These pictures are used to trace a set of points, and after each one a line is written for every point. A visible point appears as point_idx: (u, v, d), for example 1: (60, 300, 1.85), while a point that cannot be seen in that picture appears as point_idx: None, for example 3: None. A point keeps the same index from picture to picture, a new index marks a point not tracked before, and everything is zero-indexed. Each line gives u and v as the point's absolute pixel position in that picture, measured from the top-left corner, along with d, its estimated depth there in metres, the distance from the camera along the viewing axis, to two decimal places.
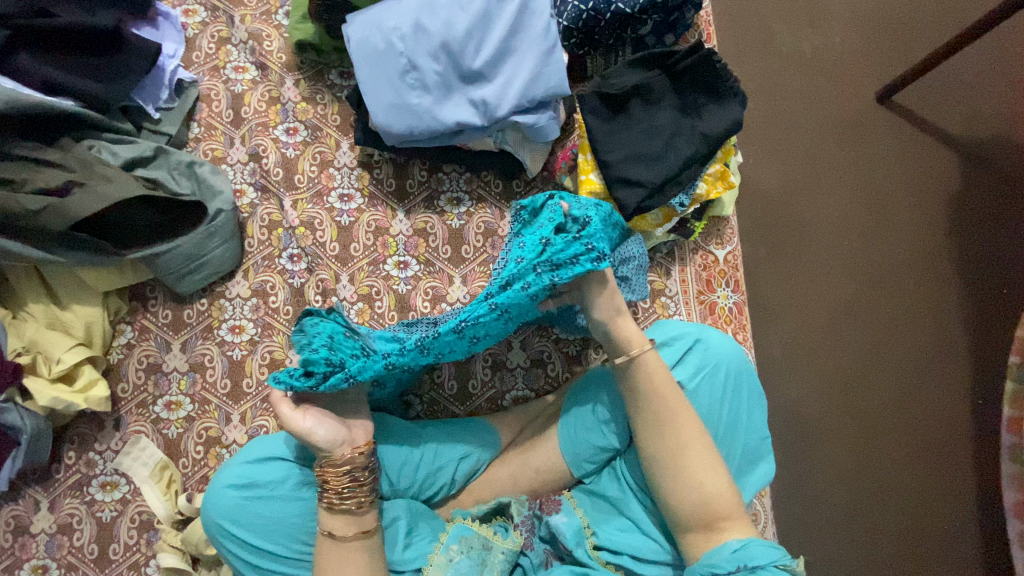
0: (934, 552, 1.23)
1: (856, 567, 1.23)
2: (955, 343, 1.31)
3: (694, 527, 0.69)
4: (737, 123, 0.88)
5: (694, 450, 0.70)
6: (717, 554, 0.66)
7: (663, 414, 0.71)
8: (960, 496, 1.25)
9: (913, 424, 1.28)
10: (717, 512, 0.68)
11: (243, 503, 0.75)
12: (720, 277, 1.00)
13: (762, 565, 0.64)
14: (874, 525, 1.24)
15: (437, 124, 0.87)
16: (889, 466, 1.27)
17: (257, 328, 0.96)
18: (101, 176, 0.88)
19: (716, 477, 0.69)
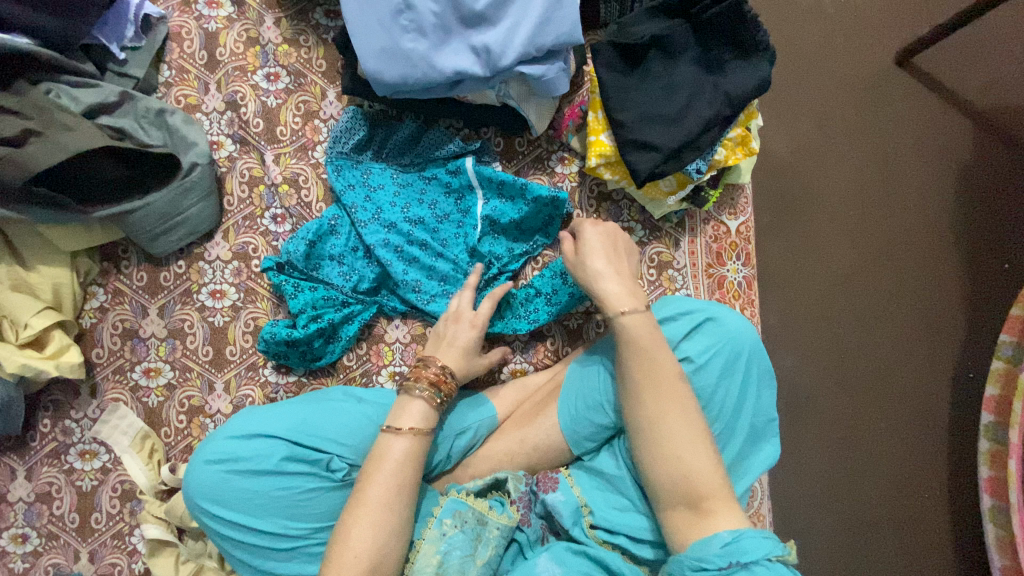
0: (923, 525, 1.24)
1: (847, 539, 1.24)
2: (959, 321, 1.28)
3: (678, 505, 0.64)
4: (765, 82, 0.80)
5: (674, 419, 0.65)
6: (706, 547, 0.59)
7: (649, 372, 0.67)
8: (953, 472, 1.25)
9: (911, 400, 1.27)
10: (698, 490, 0.63)
11: (227, 478, 0.72)
12: (731, 250, 0.95)
13: (754, 561, 0.56)
14: (867, 498, 1.25)
15: (434, 73, 0.78)
16: (884, 441, 1.26)
17: (239, 293, 0.90)
18: (60, 124, 0.79)
19: (698, 450, 0.64)
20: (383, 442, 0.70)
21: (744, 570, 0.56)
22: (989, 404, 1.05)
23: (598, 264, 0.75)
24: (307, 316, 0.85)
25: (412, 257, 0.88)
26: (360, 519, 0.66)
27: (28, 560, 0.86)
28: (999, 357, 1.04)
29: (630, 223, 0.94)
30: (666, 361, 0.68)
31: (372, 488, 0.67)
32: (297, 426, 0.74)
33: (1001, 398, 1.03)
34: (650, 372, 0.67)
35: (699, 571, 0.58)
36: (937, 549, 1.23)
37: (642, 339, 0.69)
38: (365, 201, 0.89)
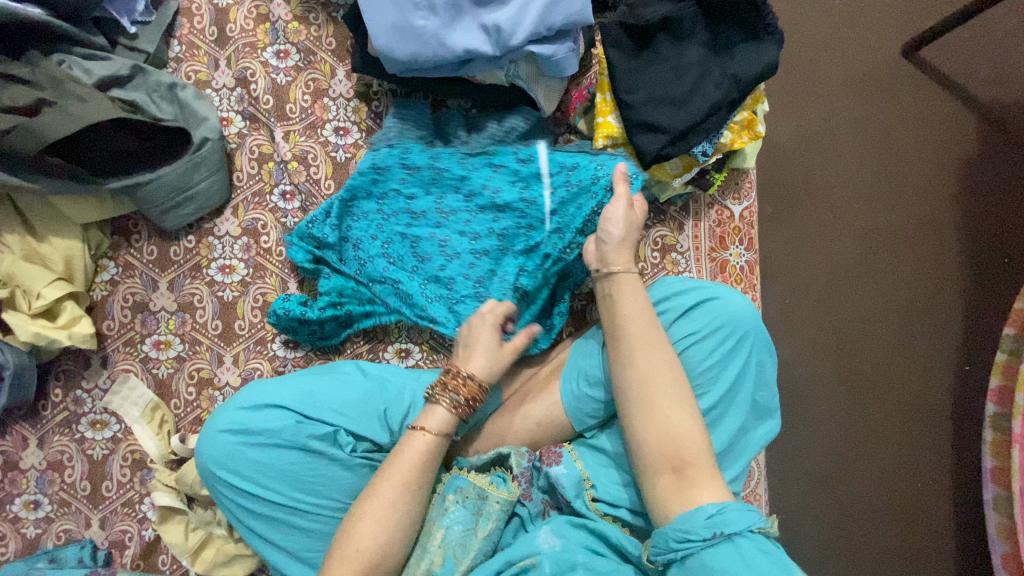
0: (916, 511, 1.26)
1: (840, 522, 1.27)
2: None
3: (663, 471, 0.63)
4: (774, 64, 0.80)
5: (665, 382, 0.66)
6: (690, 519, 0.59)
7: (638, 334, 0.69)
8: (947, 460, 1.27)
9: (906, 389, 1.28)
10: (681, 456, 0.63)
11: (240, 448, 0.74)
12: (734, 234, 0.96)
13: (738, 532, 0.57)
14: (861, 484, 1.27)
15: (444, 51, 0.79)
16: (880, 429, 1.28)
17: (248, 268, 0.91)
18: (73, 95, 0.79)
19: (685, 414, 0.65)
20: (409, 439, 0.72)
21: (728, 541, 0.57)
22: (994, 395, 1.06)
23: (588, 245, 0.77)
24: (327, 299, 0.86)
25: (440, 263, 0.88)
26: (367, 511, 0.69)
27: (40, 526, 0.88)
28: (1002, 349, 1.04)
29: None
30: (655, 327, 0.70)
31: (385, 483, 0.70)
32: (306, 399, 0.76)
33: (1004, 389, 1.04)
34: (642, 334, 0.69)
35: (684, 542, 0.58)
36: (929, 535, 1.26)
37: (634, 306, 0.71)
38: (404, 206, 0.88)
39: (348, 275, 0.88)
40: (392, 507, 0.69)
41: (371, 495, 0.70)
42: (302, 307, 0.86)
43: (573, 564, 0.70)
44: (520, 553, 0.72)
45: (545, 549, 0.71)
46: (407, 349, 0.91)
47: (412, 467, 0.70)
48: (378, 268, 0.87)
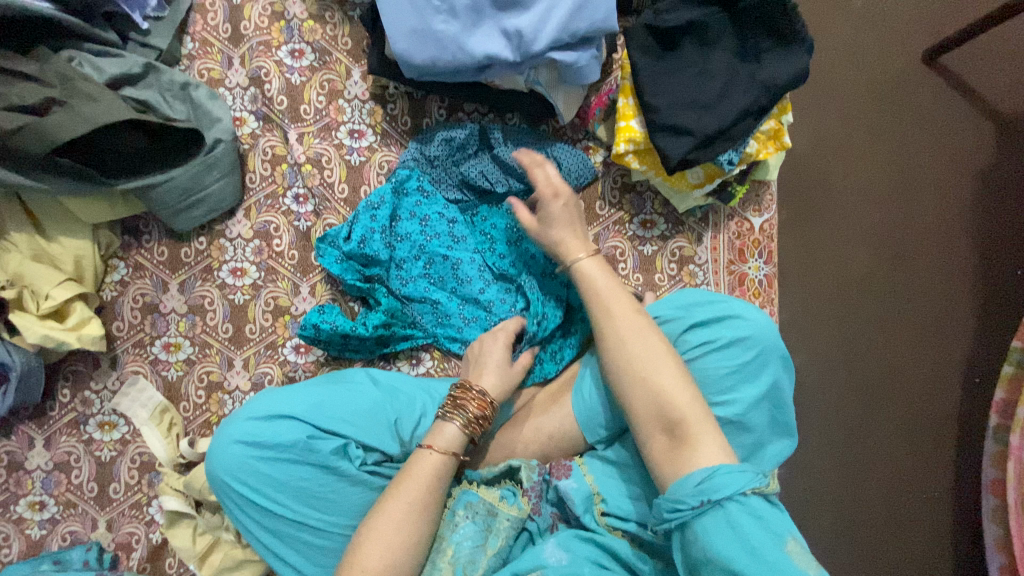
0: (921, 525, 1.25)
1: (845, 535, 1.26)
2: (970, 326, 1.27)
3: (656, 433, 0.65)
4: (804, 73, 0.77)
5: (635, 345, 0.69)
6: (681, 488, 0.60)
7: (603, 310, 0.73)
8: (954, 473, 1.26)
9: (917, 402, 1.27)
10: (670, 415, 0.64)
11: (251, 461, 0.73)
12: (753, 247, 0.94)
13: (727, 497, 0.57)
14: (867, 497, 1.26)
15: (463, 56, 0.77)
16: (888, 442, 1.26)
17: (260, 272, 0.90)
18: (84, 95, 0.78)
19: (663, 372, 0.67)
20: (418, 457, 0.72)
21: (718, 507, 0.57)
22: (995, 408, 1.04)
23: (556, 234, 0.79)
24: (378, 318, 0.86)
25: (472, 274, 0.89)
26: (374, 532, 0.68)
27: (46, 526, 0.88)
28: (1008, 362, 1.02)
29: (653, 215, 0.94)
30: (619, 298, 0.73)
31: (392, 502, 0.69)
32: (316, 410, 0.75)
33: (1008, 402, 1.01)
34: (605, 310, 0.72)
35: (675, 512, 0.59)
36: (932, 548, 1.25)
37: (599, 283, 0.75)
38: (441, 212, 0.90)
39: (389, 291, 0.89)
40: (398, 528, 0.68)
41: (377, 514, 0.69)
42: (332, 324, 0.84)
43: None
44: (526, 566, 0.71)
45: (551, 563, 0.71)
46: (418, 355, 0.91)
47: (421, 488, 0.70)
48: (418, 289, 0.88)
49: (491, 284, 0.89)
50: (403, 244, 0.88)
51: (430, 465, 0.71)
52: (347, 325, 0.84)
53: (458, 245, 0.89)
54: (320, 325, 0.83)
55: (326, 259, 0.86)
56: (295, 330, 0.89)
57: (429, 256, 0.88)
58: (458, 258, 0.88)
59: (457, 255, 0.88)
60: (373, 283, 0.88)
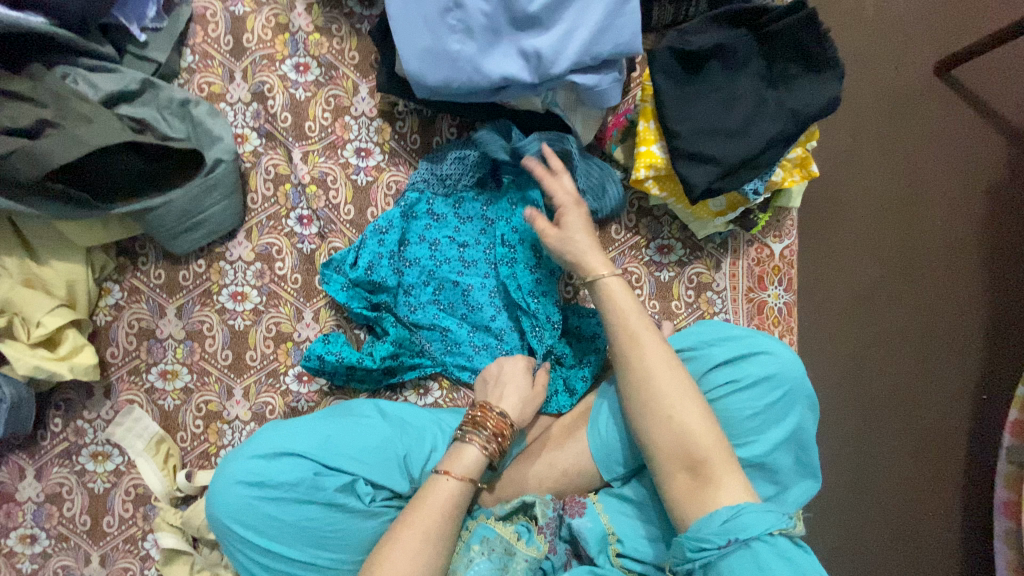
0: (932, 549, 1.23)
1: (856, 560, 1.24)
2: (981, 347, 1.25)
3: (677, 469, 0.62)
4: (835, 99, 0.73)
5: (660, 376, 0.66)
6: (705, 526, 0.57)
7: (629, 336, 0.69)
8: (964, 497, 1.24)
9: (928, 425, 1.25)
10: (693, 453, 0.61)
11: (254, 502, 0.69)
12: (773, 274, 0.91)
13: (755, 537, 0.55)
14: (878, 522, 1.24)
15: (479, 77, 0.73)
16: (898, 466, 1.24)
17: (261, 296, 0.86)
18: (79, 115, 0.73)
19: (690, 408, 0.64)
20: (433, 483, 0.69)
21: (745, 547, 0.55)
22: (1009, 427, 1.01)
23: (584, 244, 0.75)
24: (386, 348, 0.83)
25: (482, 300, 0.85)
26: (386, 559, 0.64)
27: (37, 561, 0.84)
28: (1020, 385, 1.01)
29: (670, 241, 0.91)
30: (646, 324, 0.70)
31: (406, 531, 0.65)
32: (321, 446, 0.72)
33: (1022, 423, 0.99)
34: (632, 336, 0.69)
35: (699, 551, 0.56)
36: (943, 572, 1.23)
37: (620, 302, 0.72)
38: (451, 235, 0.86)
39: (397, 320, 0.85)
40: (411, 557, 0.64)
41: (389, 544, 0.65)
42: (335, 356, 0.80)
43: None
44: None
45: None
46: (426, 385, 0.87)
47: (435, 515, 0.67)
48: (427, 316, 0.85)
49: (502, 311, 0.86)
50: (411, 270, 0.85)
51: (443, 494, 0.68)
52: (354, 356, 0.80)
53: (471, 270, 0.86)
54: (324, 357, 0.79)
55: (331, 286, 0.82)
56: (298, 357, 0.86)
57: (439, 282, 0.85)
58: (468, 284, 0.85)
59: (467, 282, 0.85)
60: (380, 312, 0.84)
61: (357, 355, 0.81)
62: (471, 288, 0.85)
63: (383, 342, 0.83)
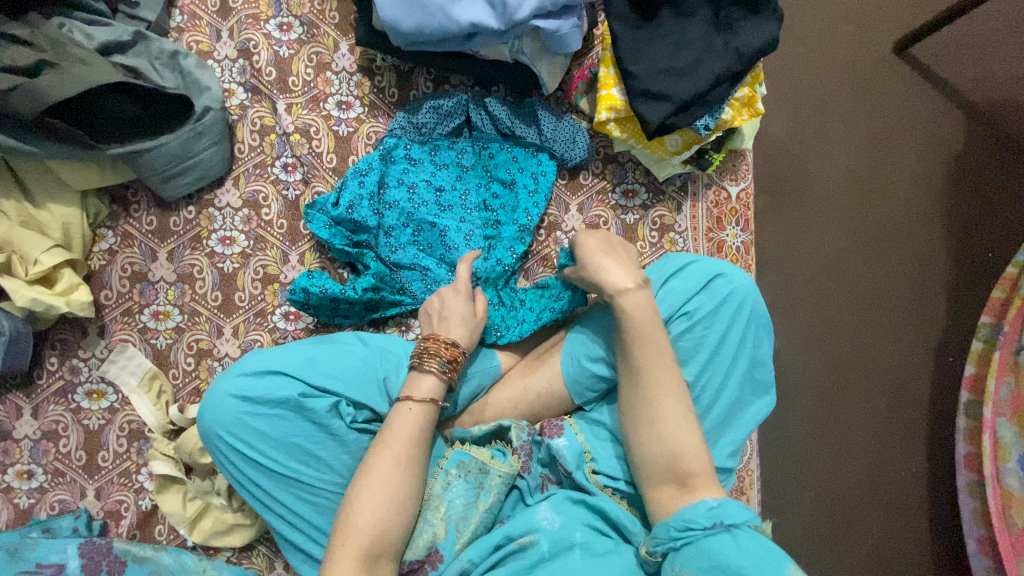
0: (902, 510, 1.20)
1: (830, 519, 1.21)
2: (941, 308, 1.24)
3: (667, 481, 0.66)
4: (774, 40, 0.81)
5: (664, 394, 0.68)
6: (693, 510, 0.62)
7: (642, 358, 0.69)
8: (930, 461, 1.21)
9: (895, 386, 1.23)
10: (685, 471, 0.65)
11: (243, 416, 0.74)
12: (731, 215, 0.98)
13: (738, 525, 0.60)
14: (848, 481, 1.21)
15: (449, 23, 0.79)
16: (870, 424, 1.22)
17: (249, 240, 0.91)
18: (76, 59, 0.79)
19: (687, 431, 0.67)
20: (395, 413, 0.74)
21: (729, 532, 0.59)
22: (967, 383, 1.05)
23: (603, 260, 0.74)
24: (367, 281, 0.87)
25: (458, 241, 0.89)
26: (363, 489, 0.69)
27: (33, 496, 0.87)
28: (978, 339, 1.04)
29: (635, 185, 0.97)
30: (658, 345, 0.69)
31: (378, 459, 0.70)
32: (306, 366, 0.77)
33: (978, 377, 1.03)
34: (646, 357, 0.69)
35: (685, 531, 0.61)
36: (916, 534, 1.20)
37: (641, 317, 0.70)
38: (428, 179, 0.91)
39: (378, 257, 0.90)
40: (386, 480, 0.69)
41: (364, 474, 0.70)
42: (318, 290, 0.84)
43: (570, 543, 0.70)
44: (520, 529, 0.72)
45: (544, 526, 0.71)
46: (407, 322, 0.92)
47: (404, 441, 0.71)
48: (408, 256, 0.89)
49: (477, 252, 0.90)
50: (388, 212, 0.89)
51: (414, 419, 0.72)
52: (338, 290, 0.85)
53: (449, 214, 0.90)
54: (309, 290, 0.84)
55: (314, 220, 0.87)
56: (284, 297, 0.90)
57: (417, 224, 0.89)
58: (445, 226, 0.89)
59: (444, 225, 0.89)
60: (361, 251, 0.89)
61: (341, 290, 0.85)
62: (448, 231, 0.89)
63: (365, 278, 0.87)
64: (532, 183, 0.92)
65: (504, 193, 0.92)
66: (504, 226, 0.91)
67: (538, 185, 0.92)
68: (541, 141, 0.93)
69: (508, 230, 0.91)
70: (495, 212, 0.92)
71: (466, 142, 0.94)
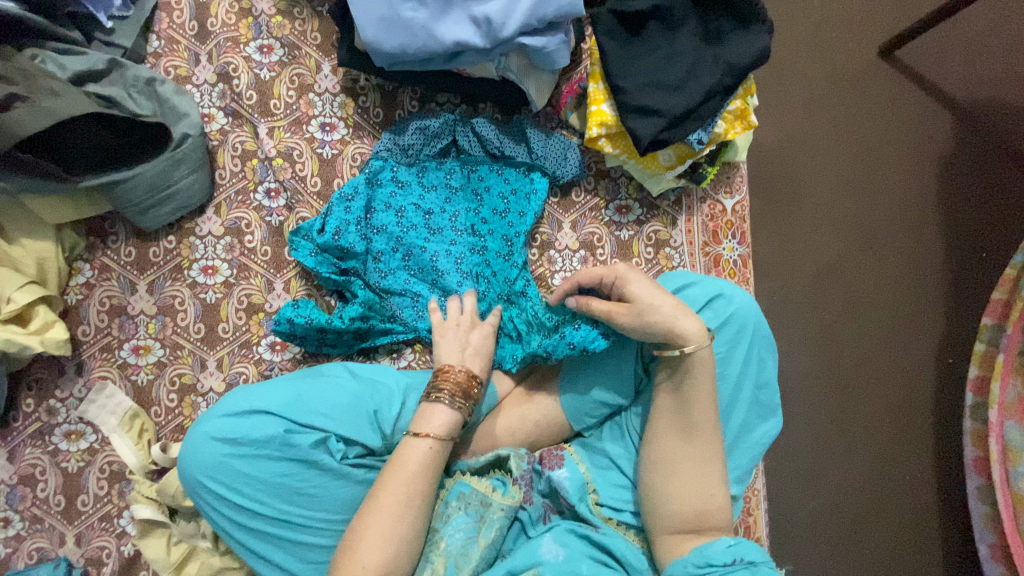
0: (912, 521, 1.17)
1: (840, 534, 1.17)
2: (944, 312, 1.22)
3: (686, 528, 0.69)
4: (764, 51, 0.80)
5: (700, 445, 0.71)
6: (712, 547, 0.65)
7: (690, 395, 0.70)
8: (937, 469, 1.18)
9: (899, 396, 1.20)
10: (704, 517, 0.69)
11: (227, 459, 0.71)
12: (727, 229, 0.96)
13: (756, 562, 0.64)
14: (857, 493, 1.18)
15: (434, 43, 0.77)
16: (876, 434, 1.19)
17: (232, 269, 0.88)
18: (46, 90, 0.77)
19: (712, 480, 0.70)
20: (407, 446, 0.70)
21: (748, 568, 0.63)
22: (970, 386, 1.01)
23: (664, 303, 0.68)
24: (355, 310, 0.84)
25: (449, 266, 0.86)
26: (369, 526, 0.65)
27: (10, 545, 0.83)
28: (980, 340, 1.01)
29: (628, 200, 0.95)
30: (708, 390, 0.70)
31: (385, 495, 0.67)
32: (292, 403, 0.73)
33: (983, 379, 0.99)
34: (679, 395, 0.71)
35: (706, 567, 0.63)
36: (928, 545, 1.16)
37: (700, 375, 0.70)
38: (416, 203, 0.88)
39: (366, 285, 0.87)
40: (393, 517, 0.66)
41: (370, 510, 0.66)
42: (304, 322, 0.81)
43: None
44: (522, 563, 0.68)
45: (547, 560, 0.68)
46: (400, 349, 0.89)
47: (410, 476, 0.68)
48: (397, 282, 0.86)
49: (469, 277, 0.86)
50: (374, 239, 0.86)
51: (420, 453, 0.69)
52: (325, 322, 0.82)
53: (438, 238, 0.87)
54: (294, 322, 0.81)
55: (300, 243, 0.84)
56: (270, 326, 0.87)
57: (406, 249, 0.86)
58: (434, 253, 0.86)
59: (434, 250, 0.86)
60: (348, 278, 0.86)
61: (329, 321, 0.82)
62: (437, 256, 0.86)
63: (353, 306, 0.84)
64: (525, 203, 0.90)
65: (495, 214, 0.89)
66: (496, 248, 0.88)
67: (531, 205, 0.90)
68: (533, 160, 0.90)
69: (500, 254, 0.88)
70: (486, 234, 0.88)
71: (455, 162, 0.91)
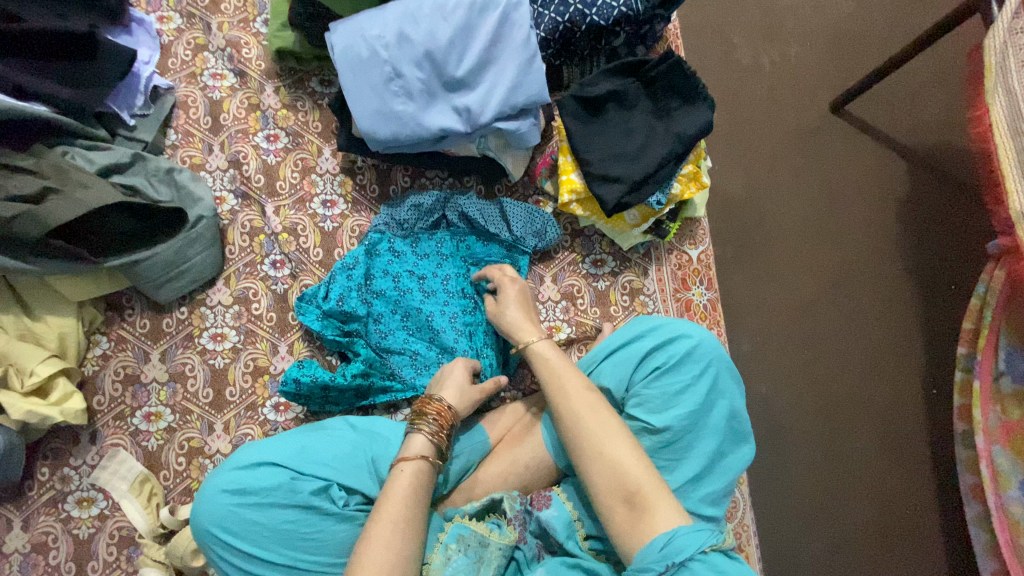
0: (906, 550, 1.20)
1: (835, 566, 1.20)
2: (919, 343, 1.28)
3: (615, 503, 0.64)
4: (708, 125, 0.92)
5: (591, 419, 0.70)
6: (647, 555, 0.60)
7: (553, 384, 0.76)
8: (924, 496, 1.22)
9: (878, 426, 1.25)
10: (626, 486, 0.64)
11: (236, 509, 0.75)
12: (694, 276, 1.05)
13: (690, 558, 0.58)
14: (847, 523, 1.21)
15: (422, 130, 0.89)
16: (860, 464, 1.24)
17: (239, 335, 0.95)
18: (78, 183, 0.87)
19: (619, 442, 0.68)
20: (396, 475, 0.74)
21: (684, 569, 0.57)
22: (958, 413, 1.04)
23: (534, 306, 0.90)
24: (357, 367, 0.91)
25: (444, 323, 0.94)
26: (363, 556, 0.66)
27: None
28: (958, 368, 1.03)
29: (602, 255, 1.04)
30: (568, 373, 0.77)
31: (377, 524, 0.69)
32: (298, 455, 0.78)
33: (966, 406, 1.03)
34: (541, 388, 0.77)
35: None
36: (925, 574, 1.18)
37: (552, 364, 0.78)
38: (411, 268, 0.97)
39: (368, 344, 0.94)
40: (388, 545, 0.67)
41: (364, 541, 0.68)
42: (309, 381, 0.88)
43: None
44: None
45: None
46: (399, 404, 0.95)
47: (398, 505, 0.71)
48: (397, 340, 0.93)
49: (462, 334, 0.94)
50: (374, 301, 0.94)
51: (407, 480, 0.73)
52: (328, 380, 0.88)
53: (431, 299, 0.95)
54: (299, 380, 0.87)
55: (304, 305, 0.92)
56: (275, 388, 0.93)
57: (404, 310, 0.94)
58: (430, 312, 0.94)
59: (428, 311, 0.94)
60: (349, 338, 0.93)
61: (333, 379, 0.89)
62: (431, 314, 0.94)
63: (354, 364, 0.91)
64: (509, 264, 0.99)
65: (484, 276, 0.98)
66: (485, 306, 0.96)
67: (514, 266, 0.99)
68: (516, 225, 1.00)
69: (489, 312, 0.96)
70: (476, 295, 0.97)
71: (445, 232, 1.00)
